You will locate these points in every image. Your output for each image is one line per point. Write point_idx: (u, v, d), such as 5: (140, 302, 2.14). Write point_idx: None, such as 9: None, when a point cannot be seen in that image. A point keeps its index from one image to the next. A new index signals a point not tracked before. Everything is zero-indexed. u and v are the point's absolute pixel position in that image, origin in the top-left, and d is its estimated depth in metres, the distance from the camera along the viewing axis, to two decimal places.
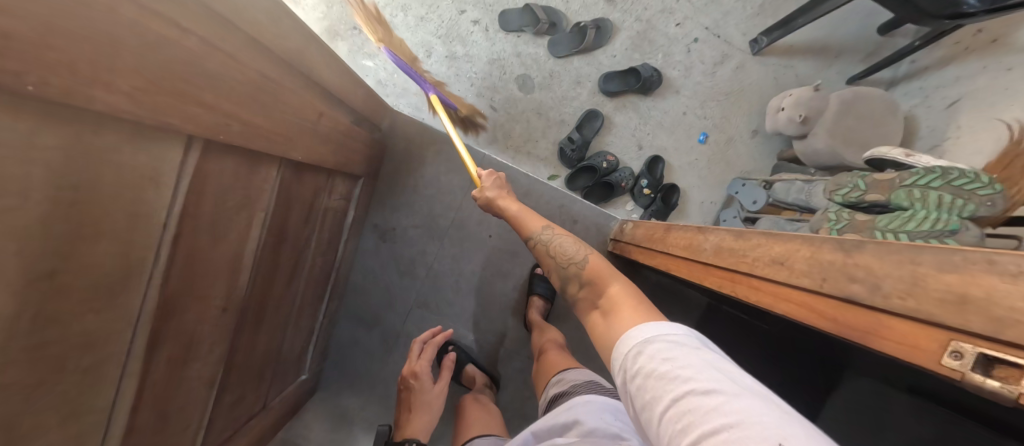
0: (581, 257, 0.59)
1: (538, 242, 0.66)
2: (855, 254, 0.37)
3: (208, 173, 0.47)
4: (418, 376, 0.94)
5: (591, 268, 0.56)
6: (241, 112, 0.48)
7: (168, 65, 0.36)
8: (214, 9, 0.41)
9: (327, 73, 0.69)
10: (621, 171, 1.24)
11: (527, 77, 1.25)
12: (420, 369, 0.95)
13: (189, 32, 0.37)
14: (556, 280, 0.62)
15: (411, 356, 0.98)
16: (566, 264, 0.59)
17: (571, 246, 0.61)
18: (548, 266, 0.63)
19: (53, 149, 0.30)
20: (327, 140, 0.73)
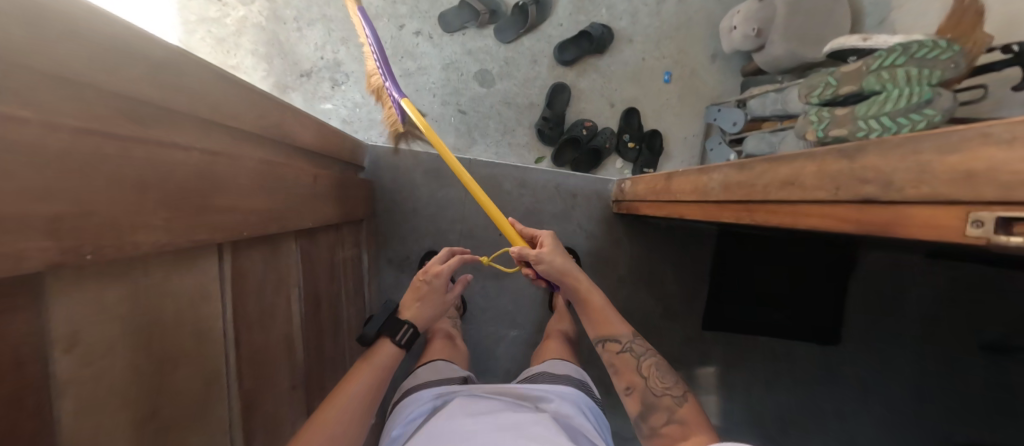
0: (679, 395, 0.64)
1: (626, 349, 0.69)
2: (861, 157, 0.41)
3: (242, 269, 0.48)
4: (437, 279, 0.77)
5: (686, 408, 0.62)
6: (253, 203, 0.48)
7: (182, 187, 0.36)
8: (197, 117, 0.41)
9: (306, 133, 0.69)
10: (602, 133, 1.26)
11: (485, 71, 1.24)
12: (443, 277, 0.77)
13: (188, 146, 0.38)
14: (635, 403, 0.66)
15: (433, 259, 0.81)
16: (659, 395, 0.64)
17: (667, 379, 0.66)
18: (633, 382, 0.67)
19: (116, 301, 0.31)
20: (326, 197, 0.73)
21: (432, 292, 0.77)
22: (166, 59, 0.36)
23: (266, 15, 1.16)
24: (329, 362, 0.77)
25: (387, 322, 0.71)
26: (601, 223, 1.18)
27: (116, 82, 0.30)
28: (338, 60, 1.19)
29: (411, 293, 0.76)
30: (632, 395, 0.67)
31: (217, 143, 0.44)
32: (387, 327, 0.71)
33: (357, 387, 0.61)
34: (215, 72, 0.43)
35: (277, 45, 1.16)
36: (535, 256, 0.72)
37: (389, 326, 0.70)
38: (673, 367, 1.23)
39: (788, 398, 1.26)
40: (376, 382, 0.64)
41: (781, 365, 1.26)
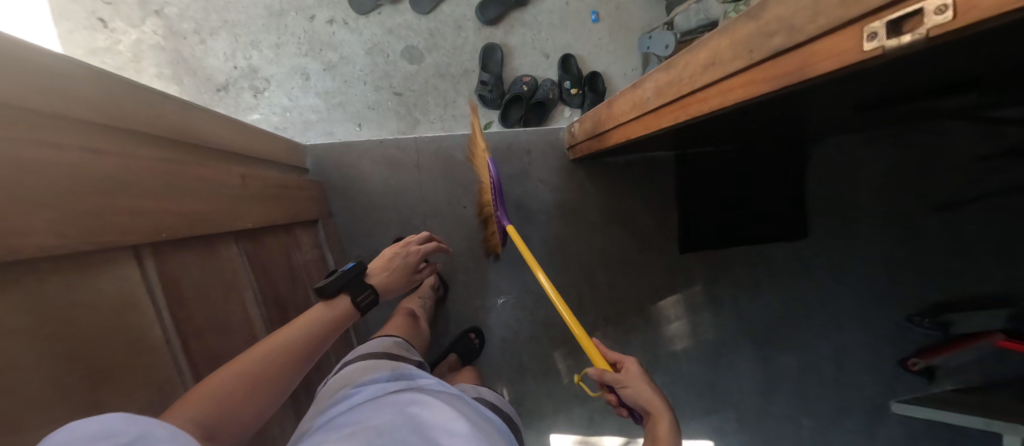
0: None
1: None
2: (764, 15, 0.41)
3: (174, 275, 0.45)
4: (411, 254, 0.76)
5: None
6: (168, 205, 0.45)
7: (69, 188, 0.33)
8: (83, 118, 0.37)
9: (224, 134, 0.65)
10: (543, 86, 1.25)
11: (411, 47, 1.19)
12: (417, 255, 0.76)
13: (67, 147, 0.34)
14: None
15: (410, 239, 0.80)
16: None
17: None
18: None
19: (11, 310, 0.28)
20: (266, 198, 0.69)
21: (402, 267, 0.74)
22: (33, 60, 0.32)
23: (162, 33, 1.07)
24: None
25: (350, 277, 0.62)
26: (561, 173, 1.18)
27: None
28: (254, 66, 1.12)
29: (382, 261, 0.71)
30: None
31: (114, 146, 0.41)
32: (351, 286, 0.62)
33: (292, 336, 0.52)
34: (91, 68, 0.39)
35: (182, 63, 1.08)
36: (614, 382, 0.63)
37: (353, 284, 0.61)
38: (662, 296, 1.26)
39: (772, 297, 1.31)
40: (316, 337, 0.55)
41: (761, 269, 1.30)
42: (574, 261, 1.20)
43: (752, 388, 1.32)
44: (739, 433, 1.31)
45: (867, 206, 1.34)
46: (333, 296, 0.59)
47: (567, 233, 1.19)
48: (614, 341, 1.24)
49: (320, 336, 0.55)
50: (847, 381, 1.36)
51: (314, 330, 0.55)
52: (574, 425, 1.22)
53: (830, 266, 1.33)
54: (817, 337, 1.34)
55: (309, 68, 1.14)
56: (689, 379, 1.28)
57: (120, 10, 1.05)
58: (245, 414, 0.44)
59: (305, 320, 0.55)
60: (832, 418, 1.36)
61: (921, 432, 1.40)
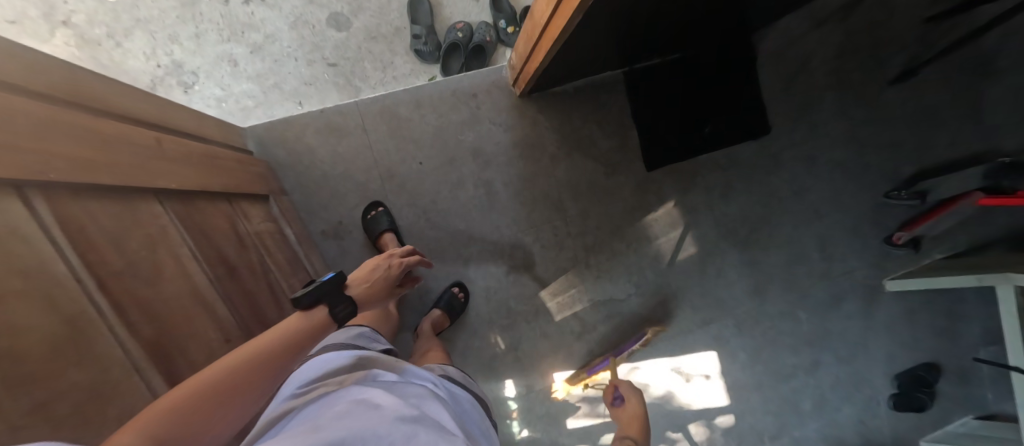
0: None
1: None
2: None
3: (78, 218, 0.43)
4: (393, 268, 0.72)
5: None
6: (59, 147, 0.43)
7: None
8: None
9: (126, 102, 0.62)
10: (477, 30, 1.22)
11: (335, 14, 1.16)
12: (400, 267, 0.73)
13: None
14: None
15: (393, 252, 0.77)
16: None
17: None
18: None
19: None
20: (191, 164, 0.67)
21: (384, 280, 0.70)
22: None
23: (75, 43, 1.04)
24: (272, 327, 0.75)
25: (328, 288, 0.58)
26: (511, 112, 1.16)
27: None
28: (177, 61, 1.08)
29: (365, 272, 0.68)
30: None
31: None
32: (328, 297, 0.58)
33: (265, 345, 0.49)
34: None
35: (103, 70, 1.05)
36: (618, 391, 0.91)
37: (333, 294, 0.58)
38: (637, 219, 1.25)
39: (747, 198, 1.31)
40: (289, 350, 0.52)
41: (731, 172, 1.30)
42: (542, 197, 1.19)
43: (744, 291, 1.32)
44: (742, 339, 1.32)
45: (823, 90, 1.33)
46: (310, 307, 0.55)
47: (530, 171, 1.18)
48: (599, 270, 1.23)
49: (293, 352, 0.52)
50: (837, 268, 1.37)
51: (291, 339, 0.52)
52: (576, 360, 1.22)
53: (798, 157, 1.33)
54: (799, 229, 1.35)
55: (235, 53, 1.11)
56: (680, 294, 1.28)
57: (26, 27, 1.02)
58: (202, 432, 0.42)
59: (281, 330, 0.52)
60: (829, 307, 1.37)
61: (917, 303, 1.41)
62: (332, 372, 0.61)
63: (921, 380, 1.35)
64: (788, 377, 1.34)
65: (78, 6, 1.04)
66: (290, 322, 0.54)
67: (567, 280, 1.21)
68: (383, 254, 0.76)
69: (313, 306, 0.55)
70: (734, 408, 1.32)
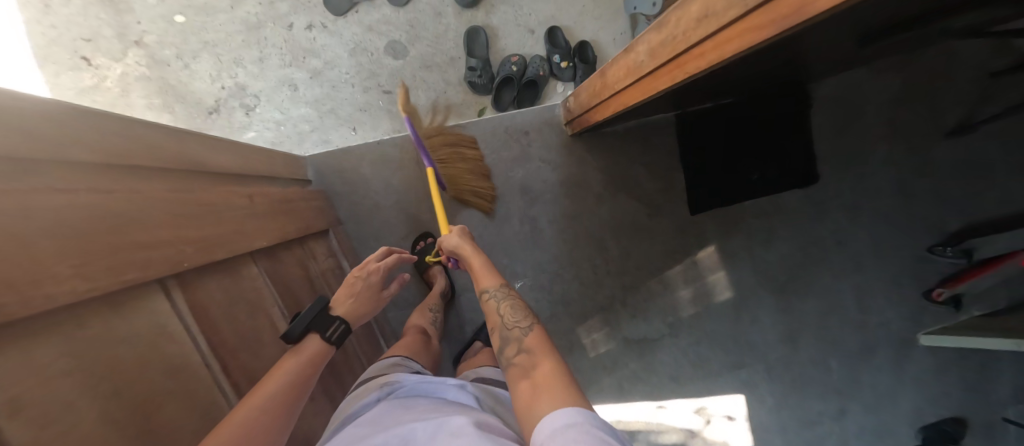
0: (527, 326, 0.59)
1: (487, 297, 0.65)
2: None
3: (203, 300, 0.46)
4: (372, 274, 0.70)
5: (532, 337, 0.57)
6: (184, 233, 0.46)
7: (65, 225, 0.32)
8: (77, 159, 0.38)
9: (223, 158, 0.65)
10: (532, 63, 1.22)
11: (393, 42, 1.17)
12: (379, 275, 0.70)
13: (74, 189, 0.35)
14: (496, 340, 0.61)
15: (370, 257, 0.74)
16: (511, 328, 0.59)
17: (520, 313, 0.61)
18: (494, 323, 0.62)
19: (55, 359, 0.29)
20: (274, 215, 0.70)
21: (366, 289, 0.69)
22: (7, 101, 0.31)
23: (145, 63, 1.07)
24: (335, 363, 0.79)
25: (311, 317, 0.58)
26: (561, 150, 1.17)
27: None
28: (241, 83, 1.11)
29: (344, 289, 0.67)
30: (492, 334, 0.62)
31: (114, 185, 0.41)
32: (316, 325, 0.57)
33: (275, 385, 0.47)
34: (76, 106, 0.39)
35: (170, 91, 1.08)
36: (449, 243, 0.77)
37: (318, 322, 0.57)
38: (675, 260, 1.25)
39: (789, 246, 1.30)
40: (294, 386, 0.49)
41: (775, 219, 1.29)
42: (583, 235, 1.20)
43: (778, 338, 1.31)
44: (771, 384, 1.31)
45: (877, 140, 1.31)
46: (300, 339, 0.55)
47: (574, 209, 1.19)
48: (635, 309, 1.24)
49: (296, 393, 0.49)
50: (873, 320, 1.35)
51: (294, 376, 0.50)
52: (605, 395, 1.24)
53: (843, 207, 1.32)
54: (839, 279, 1.33)
55: (295, 78, 1.13)
56: (714, 337, 1.28)
57: (100, 46, 1.05)
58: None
59: (284, 368, 0.50)
60: (861, 357, 1.35)
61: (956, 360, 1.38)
62: (355, 398, 0.64)
63: (948, 435, 1.33)
64: (812, 423, 1.34)
65: (150, 27, 1.07)
66: (289, 358, 0.52)
67: (603, 317, 1.23)
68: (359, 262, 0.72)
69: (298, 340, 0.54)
70: None
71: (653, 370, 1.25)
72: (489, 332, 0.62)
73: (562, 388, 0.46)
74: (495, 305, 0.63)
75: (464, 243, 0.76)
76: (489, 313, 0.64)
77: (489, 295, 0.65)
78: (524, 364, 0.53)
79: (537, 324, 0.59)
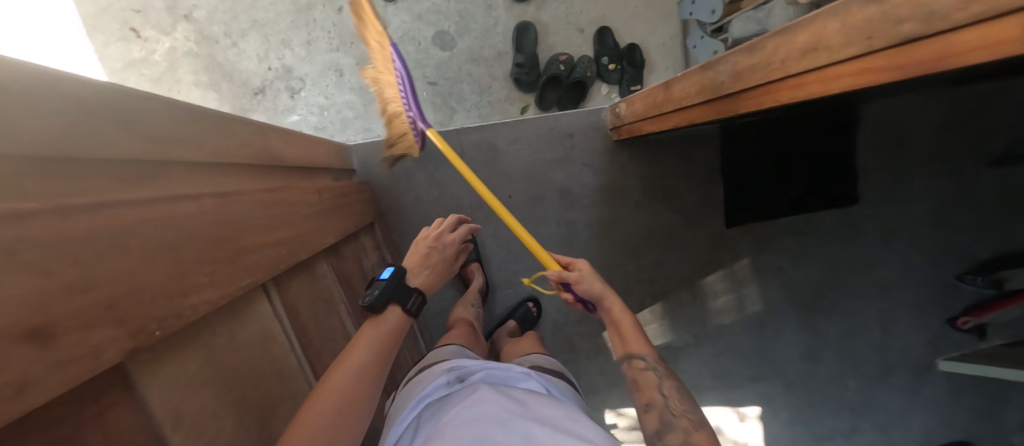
0: (698, 421, 0.56)
1: (642, 367, 0.63)
2: (862, 10, 0.40)
3: (293, 300, 0.47)
4: (447, 247, 0.68)
5: (704, 435, 0.54)
6: (277, 234, 0.46)
7: (197, 233, 0.33)
8: (185, 160, 0.38)
9: (295, 152, 0.65)
10: (580, 63, 1.20)
11: (442, 32, 1.15)
12: (454, 249, 0.68)
13: (199, 194, 0.35)
14: (652, 422, 0.58)
15: (442, 224, 0.69)
16: (677, 415, 0.57)
17: (687, 401, 0.59)
18: (652, 400, 0.60)
19: (198, 367, 0.30)
20: (336, 211, 0.70)
21: (441, 262, 0.66)
22: (112, 101, 0.30)
23: (194, 38, 1.06)
24: None
25: (390, 286, 0.53)
26: (603, 155, 1.16)
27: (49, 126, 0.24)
28: (288, 65, 1.10)
29: (417, 259, 0.62)
30: (649, 413, 0.59)
31: (215, 187, 0.41)
32: (396, 296, 0.53)
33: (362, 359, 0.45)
34: (186, 107, 0.39)
35: (217, 68, 1.08)
36: (579, 278, 0.68)
37: (400, 292, 0.53)
38: (705, 272, 1.26)
39: (820, 265, 1.30)
40: (382, 358, 0.47)
41: (809, 238, 1.29)
42: (618, 242, 1.21)
43: (799, 355, 1.32)
44: (787, 398, 1.33)
45: (919, 164, 1.29)
46: (382, 312, 0.51)
47: (612, 214, 1.19)
48: (662, 317, 1.25)
49: (376, 374, 0.45)
50: (896, 344, 1.35)
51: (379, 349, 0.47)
52: (627, 399, 1.25)
53: (878, 231, 1.31)
54: (866, 302, 1.33)
55: (342, 64, 1.12)
56: (737, 350, 1.29)
57: (150, 18, 1.04)
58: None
59: (367, 340, 0.47)
60: (880, 379, 1.35)
61: (980, 393, 1.37)
62: (420, 379, 0.60)
63: None
64: (825, 438, 1.35)
65: (201, 2, 1.05)
66: (368, 331, 0.49)
67: None
68: (430, 228, 0.68)
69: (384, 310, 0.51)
70: None
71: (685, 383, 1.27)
72: (643, 407, 0.59)
73: None
74: (654, 380, 0.61)
75: (610, 293, 0.69)
76: (642, 384, 0.62)
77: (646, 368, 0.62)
78: None
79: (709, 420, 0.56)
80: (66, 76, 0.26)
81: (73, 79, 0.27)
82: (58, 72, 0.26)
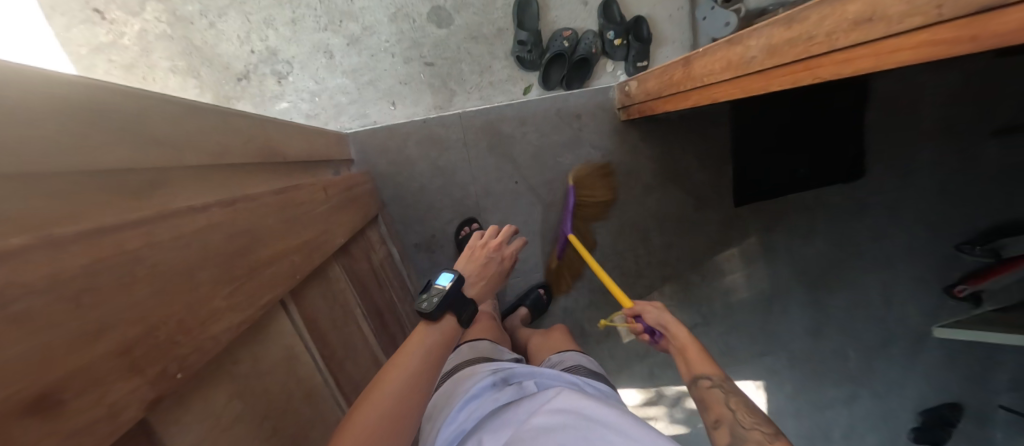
0: (773, 433, 0.52)
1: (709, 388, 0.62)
2: None
3: (311, 312, 0.44)
4: (503, 259, 0.63)
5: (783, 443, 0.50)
6: (290, 241, 0.42)
7: (213, 250, 0.29)
8: (185, 164, 0.33)
9: (296, 144, 0.60)
10: (584, 39, 1.13)
11: (438, 8, 1.07)
12: (508, 262, 0.63)
13: (208, 206, 0.31)
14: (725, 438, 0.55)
15: (504, 233, 0.63)
16: (749, 428, 0.54)
17: (758, 414, 0.56)
18: (721, 416, 0.58)
19: (225, 403, 0.27)
20: (343, 206, 0.66)
21: (497, 273, 0.62)
22: (97, 101, 0.25)
23: (166, 19, 0.97)
24: None
25: (452, 294, 0.50)
26: (612, 136, 1.12)
27: (22, 136, 0.20)
28: (272, 47, 1.02)
29: (478, 273, 0.59)
30: (721, 430, 0.57)
31: (217, 195, 0.37)
32: (453, 306, 0.50)
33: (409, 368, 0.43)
34: (180, 104, 0.35)
35: (194, 52, 0.99)
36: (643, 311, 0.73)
37: (457, 303, 0.50)
38: (713, 252, 1.25)
39: (826, 241, 1.30)
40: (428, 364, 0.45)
41: (816, 214, 1.28)
42: (628, 225, 1.19)
43: (803, 329, 1.35)
44: (791, 370, 1.36)
45: (925, 138, 1.28)
46: (439, 319, 0.48)
47: (621, 197, 1.16)
48: (671, 299, 1.25)
49: (422, 389, 0.43)
50: (896, 316, 1.38)
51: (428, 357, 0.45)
52: (636, 379, 1.26)
53: (883, 206, 1.31)
54: (868, 275, 1.35)
55: (331, 44, 1.04)
56: (743, 327, 1.31)
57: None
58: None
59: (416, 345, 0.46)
60: (879, 348, 1.39)
61: (975, 358, 1.41)
62: (459, 379, 0.55)
63: (945, 419, 1.40)
64: (825, 407, 1.39)
65: None
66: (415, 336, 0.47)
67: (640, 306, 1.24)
68: (488, 237, 0.62)
69: (440, 318, 0.49)
70: None
71: None
72: (713, 425, 0.58)
73: None
74: (724, 398, 0.59)
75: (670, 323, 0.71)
76: (710, 402, 0.60)
77: (716, 388, 0.61)
78: None
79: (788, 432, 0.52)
80: (38, 73, 0.21)
81: (77, 81, 0.24)
82: (36, 69, 0.21)
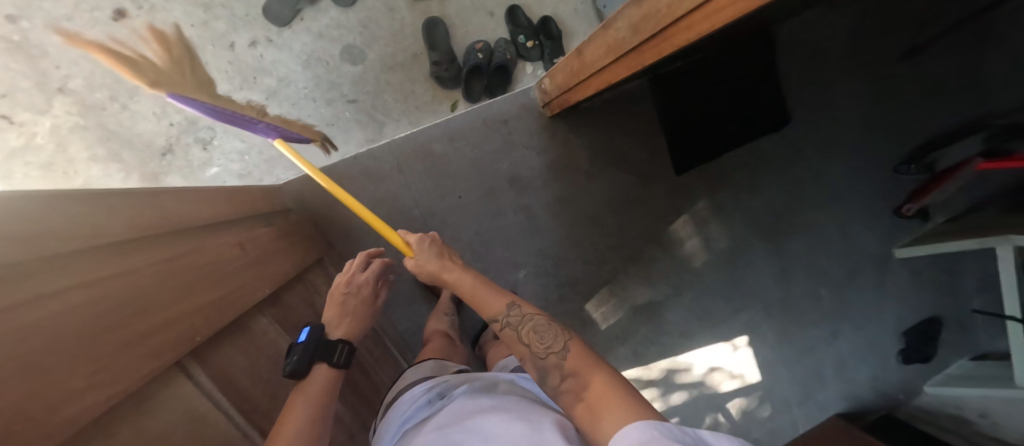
0: (562, 348, 0.52)
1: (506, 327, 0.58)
2: None
3: (219, 365, 0.48)
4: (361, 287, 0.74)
5: (572, 357, 0.50)
6: (187, 305, 0.44)
7: (78, 330, 0.31)
8: (95, 245, 0.36)
9: (208, 206, 0.61)
10: (497, 47, 1.17)
11: (349, 46, 1.10)
12: (367, 288, 0.74)
13: (93, 288, 0.33)
14: (533, 370, 0.54)
15: (352, 266, 0.74)
16: (545, 355, 0.52)
17: (547, 334, 0.54)
18: (523, 353, 0.55)
19: None
20: (270, 258, 0.67)
21: (361, 300, 0.74)
22: (22, 203, 0.29)
23: (77, 111, 0.97)
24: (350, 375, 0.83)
25: (311, 349, 0.59)
26: (542, 134, 1.15)
27: None
28: (190, 116, 1.02)
29: (335, 310, 0.70)
30: (527, 364, 0.55)
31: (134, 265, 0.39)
32: (318, 355, 0.60)
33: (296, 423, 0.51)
34: (82, 195, 0.37)
35: (112, 136, 0.99)
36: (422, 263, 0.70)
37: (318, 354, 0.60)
38: (668, 223, 1.28)
39: (771, 190, 1.35)
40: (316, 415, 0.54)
41: (755, 167, 1.33)
42: (578, 215, 1.21)
43: (771, 277, 1.38)
44: (770, 320, 1.39)
45: (839, 75, 1.35)
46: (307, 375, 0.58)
47: (566, 189, 1.19)
48: (638, 277, 1.27)
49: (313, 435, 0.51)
50: (856, 245, 1.43)
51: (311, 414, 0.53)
52: (622, 361, 1.28)
53: (817, 145, 1.37)
54: (820, 214, 1.40)
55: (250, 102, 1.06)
56: (714, 288, 1.33)
57: (20, 100, 0.95)
58: None
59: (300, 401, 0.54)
60: (848, 280, 1.43)
61: (938, 269, 1.47)
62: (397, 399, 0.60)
63: (925, 334, 1.43)
64: (812, 348, 1.42)
65: (73, 70, 0.96)
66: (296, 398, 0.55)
67: (609, 290, 1.26)
68: (338, 274, 0.73)
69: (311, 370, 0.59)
70: (765, 385, 1.39)
71: (674, 331, 1.31)
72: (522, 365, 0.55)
73: (619, 399, 0.43)
74: (516, 333, 0.57)
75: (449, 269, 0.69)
76: (509, 341, 0.57)
77: (506, 324, 0.58)
78: (572, 389, 0.48)
79: (573, 339, 0.53)
80: None
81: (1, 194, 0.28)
82: None
